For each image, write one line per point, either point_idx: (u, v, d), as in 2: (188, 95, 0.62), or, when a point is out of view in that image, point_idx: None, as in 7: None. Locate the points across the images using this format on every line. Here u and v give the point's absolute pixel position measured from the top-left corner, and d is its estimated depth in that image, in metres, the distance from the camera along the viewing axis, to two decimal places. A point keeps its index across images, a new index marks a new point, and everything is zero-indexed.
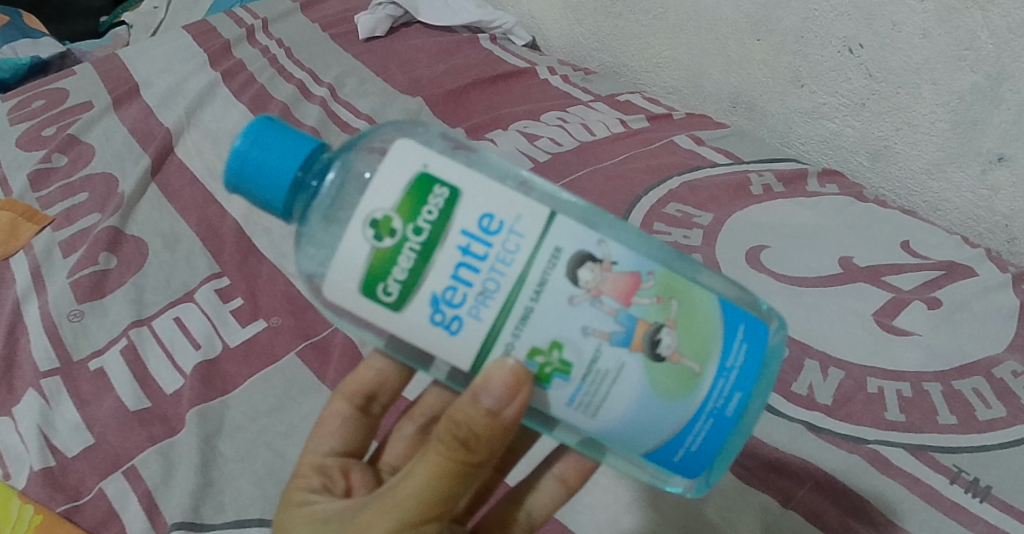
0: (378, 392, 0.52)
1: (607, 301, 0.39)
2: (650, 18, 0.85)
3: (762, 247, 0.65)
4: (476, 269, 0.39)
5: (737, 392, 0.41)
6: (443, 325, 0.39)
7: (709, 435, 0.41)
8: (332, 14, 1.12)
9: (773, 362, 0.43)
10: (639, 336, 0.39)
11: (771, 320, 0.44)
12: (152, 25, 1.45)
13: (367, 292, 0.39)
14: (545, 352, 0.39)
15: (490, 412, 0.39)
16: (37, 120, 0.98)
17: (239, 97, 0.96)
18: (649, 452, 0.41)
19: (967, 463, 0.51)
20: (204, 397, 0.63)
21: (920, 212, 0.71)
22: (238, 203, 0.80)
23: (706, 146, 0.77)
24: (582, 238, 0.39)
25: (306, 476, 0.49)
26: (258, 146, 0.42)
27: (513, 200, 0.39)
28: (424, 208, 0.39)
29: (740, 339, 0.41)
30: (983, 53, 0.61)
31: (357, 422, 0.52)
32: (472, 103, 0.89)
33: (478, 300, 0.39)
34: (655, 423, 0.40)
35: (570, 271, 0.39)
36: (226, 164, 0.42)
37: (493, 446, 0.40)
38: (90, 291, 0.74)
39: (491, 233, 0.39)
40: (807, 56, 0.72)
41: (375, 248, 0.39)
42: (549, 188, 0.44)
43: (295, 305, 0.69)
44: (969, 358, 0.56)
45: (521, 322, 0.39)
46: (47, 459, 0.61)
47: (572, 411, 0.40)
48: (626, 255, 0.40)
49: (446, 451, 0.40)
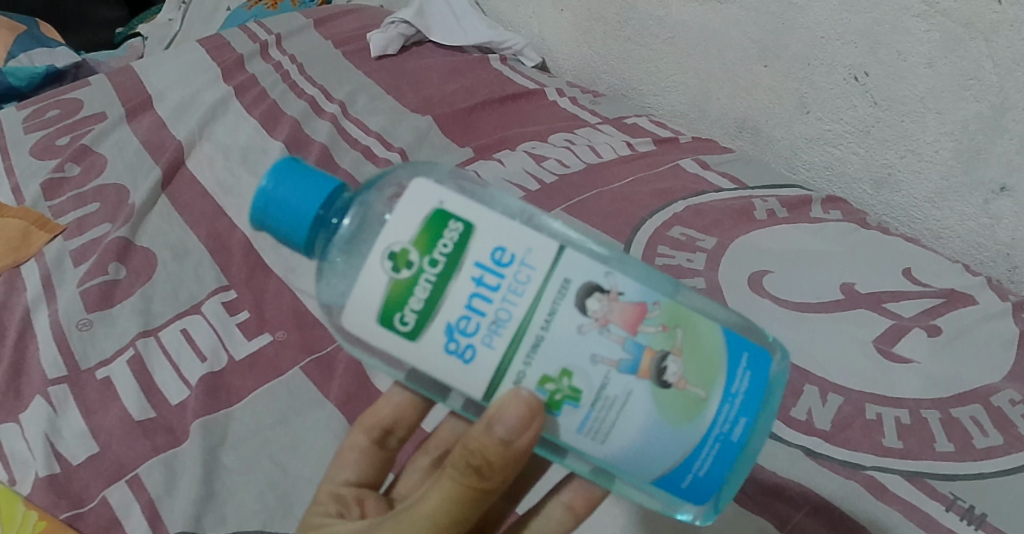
0: (395, 425, 0.53)
1: (615, 330, 0.40)
2: (659, 42, 0.86)
3: (765, 272, 0.66)
4: (488, 299, 0.40)
5: (742, 417, 0.41)
6: (457, 353, 0.40)
7: (716, 461, 0.41)
8: (345, 32, 1.14)
9: (777, 391, 0.44)
10: (646, 364, 0.40)
11: (776, 351, 0.44)
12: (166, 37, 1.48)
13: (385, 322, 0.40)
14: (554, 380, 0.40)
15: (503, 441, 0.39)
16: (52, 129, 1.00)
17: (251, 111, 0.97)
18: (658, 478, 0.41)
19: (963, 490, 0.51)
20: (209, 408, 0.64)
21: (922, 240, 0.72)
22: (248, 218, 0.81)
23: (711, 171, 0.78)
24: (590, 269, 0.40)
25: (323, 504, 0.49)
26: (284, 187, 0.43)
27: (523, 232, 0.40)
28: (440, 241, 0.40)
29: (744, 367, 0.41)
30: (987, 83, 0.62)
31: (375, 455, 0.53)
32: (480, 123, 0.91)
33: (491, 328, 0.40)
34: (663, 449, 0.40)
35: (579, 301, 0.40)
36: (252, 202, 0.43)
37: (506, 473, 0.41)
38: (99, 300, 0.75)
39: (503, 264, 0.40)
40: (813, 82, 0.73)
41: (393, 280, 0.40)
42: (562, 226, 0.45)
43: (302, 319, 0.70)
44: (968, 386, 0.57)
45: (531, 350, 0.40)
46: (52, 466, 0.62)
47: (582, 437, 0.41)
48: (633, 286, 0.41)
49: (460, 478, 0.41)
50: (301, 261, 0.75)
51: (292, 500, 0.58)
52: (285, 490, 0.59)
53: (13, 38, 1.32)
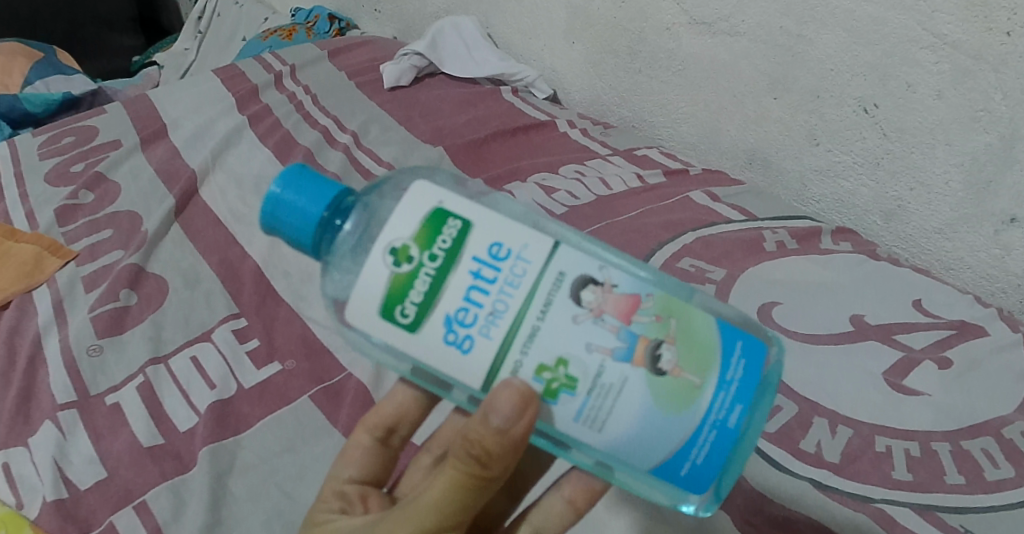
0: (397, 424, 0.52)
1: (609, 319, 0.40)
2: (669, 75, 0.87)
3: (774, 303, 0.65)
4: (486, 292, 0.40)
5: (738, 405, 0.40)
6: (455, 343, 0.40)
7: (713, 449, 0.40)
8: (359, 63, 1.16)
9: (774, 382, 0.43)
10: (640, 352, 0.40)
11: (774, 343, 0.44)
12: (183, 66, 1.50)
13: (386, 314, 0.41)
14: (551, 368, 0.40)
15: (500, 431, 0.39)
16: (68, 156, 1.01)
17: (264, 141, 0.98)
18: (655, 468, 0.41)
19: (973, 524, 0.51)
20: (218, 435, 0.64)
21: (933, 271, 0.72)
22: (260, 246, 0.82)
23: (721, 203, 0.78)
24: (584, 263, 0.41)
25: (327, 502, 0.49)
26: (290, 190, 0.44)
27: (519, 229, 0.41)
28: (439, 237, 0.41)
29: (738, 356, 0.41)
30: (997, 115, 0.63)
31: (379, 453, 0.52)
32: (491, 154, 0.91)
33: (488, 319, 0.40)
34: (659, 437, 0.40)
35: (573, 293, 0.40)
36: (260, 206, 0.45)
37: (507, 462, 0.41)
38: (110, 326, 0.75)
39: (500, 259, 0.40)
40: (823, 115, 0.74)
41: (394, 274, 0.41)
42: (564, 227, 0.45)
43: (311, 348, 0.70)
44: (979, 418, 0.56)
45: (527, 339, 0.40)
46: (59, 491, 0.62)
47: (578, 425, 0.41)
48: (627, 279, 0.41)
49: (462, 466, 0.41)
50: (312, 290, 0.76)
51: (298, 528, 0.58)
52: (292, 518, 0.59)
53: (30, 66, 1.34)
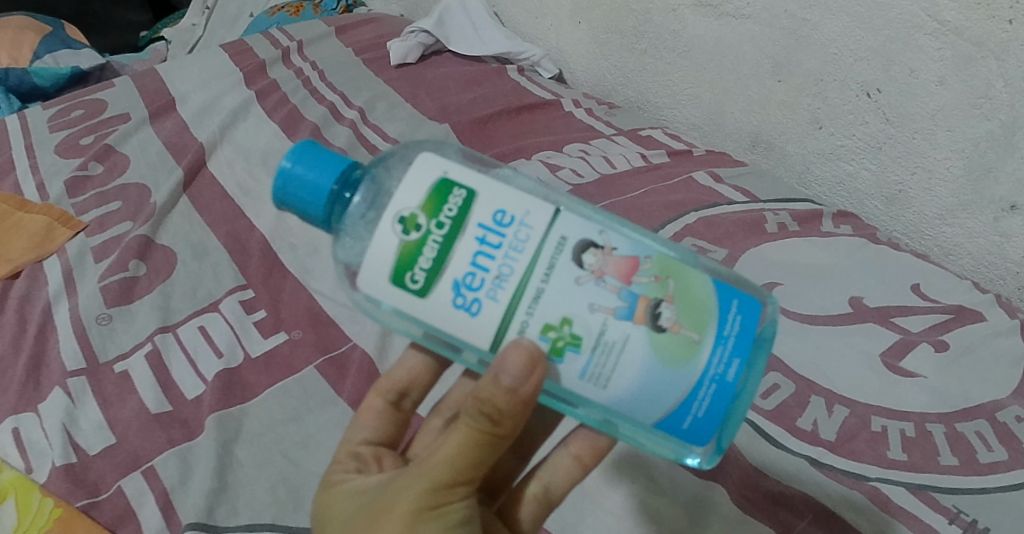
0: (409, 387, 0.54)
1: (610, 280, 0.41)
2: (674, 56, 0.87)
3: (774, 284, 0.66)
4: (492, 257, 0.41)
5: (736, 359, 0.41)
6: (464, 307, 0.41)
7: (713, 402, 0.41)
8: (366, 40, 1.16)
9: (769, 338, 0.44)
10: (641, 311, 0.41)
11: (769, 301, 0.45)
12: (189, 41, 1.51)
13: (397, 280, 0.42)
14: (556, 328, 0.41)
15: (510, 390, 0.41)
16: (76, 129, 1.02)
17: (271, 115, 0.99)
18: (659, 422, 0.42)
19: (966, 504, 0.52)
20: (225, 403, 0.65)
21: (932, 256, 0.73)
22: (267, 219, 0.83)
23: (724, 184, 0.78)
24: (585, 227, 0.42)
25: (342, 462, 0.50)
26: (301, 165, 0.45)
27: (521, 196, 0.42)
28: (446, 205, 0.42)
29: (735, 313, 0.42)
30: (998, 102, 0.63)
31: (391, 417, 0.54)
32: (497, 132, 0.92)
33: (495, 283, 0.41)
34: (662, 391, 0.41)
35: (575, 256, 0.41)
36: (272, 181, 0.46)
37: (516, 420, 0.42)
38: (119, 296, 0.76)
39: (504, 225, 0.41)
40: (826, 98, 0.74)
41: (403, 242, 0.41)
42: (565, 196, 0.46)
43: (317, 319, 0.72)
44: (973, 401, 0.57)
45: (532, 301, 0.41)
46: (69, 456, 0.63)
47: (584, 383, 0.42)
48: (626, 242, 0.42)
49: (473, 423, 0.42)
50: (317, 263, 0.77)
51: (303, 494, 0.60)
52: (297, 485, 0.60)
53: (38, 39, 1.34)
